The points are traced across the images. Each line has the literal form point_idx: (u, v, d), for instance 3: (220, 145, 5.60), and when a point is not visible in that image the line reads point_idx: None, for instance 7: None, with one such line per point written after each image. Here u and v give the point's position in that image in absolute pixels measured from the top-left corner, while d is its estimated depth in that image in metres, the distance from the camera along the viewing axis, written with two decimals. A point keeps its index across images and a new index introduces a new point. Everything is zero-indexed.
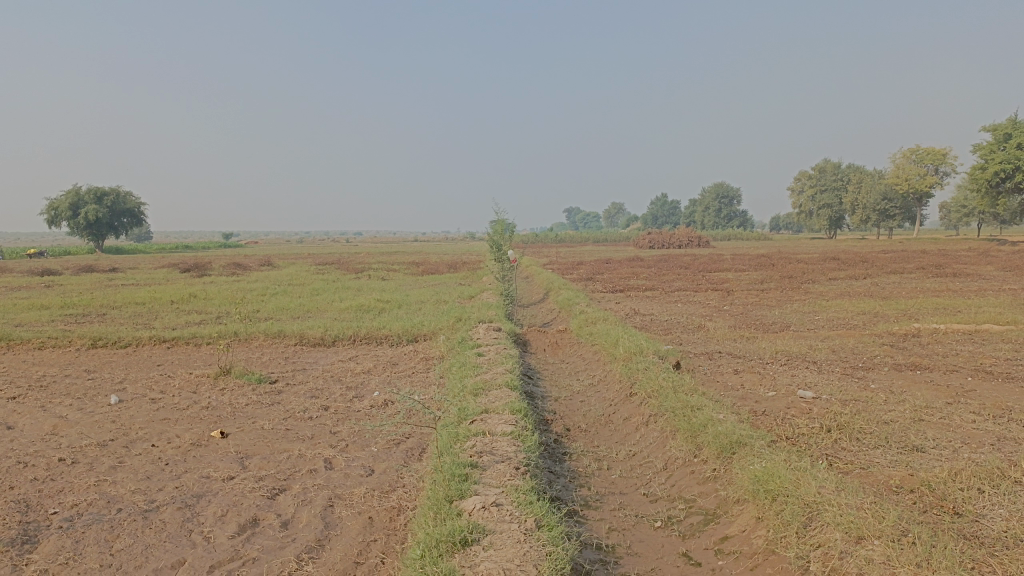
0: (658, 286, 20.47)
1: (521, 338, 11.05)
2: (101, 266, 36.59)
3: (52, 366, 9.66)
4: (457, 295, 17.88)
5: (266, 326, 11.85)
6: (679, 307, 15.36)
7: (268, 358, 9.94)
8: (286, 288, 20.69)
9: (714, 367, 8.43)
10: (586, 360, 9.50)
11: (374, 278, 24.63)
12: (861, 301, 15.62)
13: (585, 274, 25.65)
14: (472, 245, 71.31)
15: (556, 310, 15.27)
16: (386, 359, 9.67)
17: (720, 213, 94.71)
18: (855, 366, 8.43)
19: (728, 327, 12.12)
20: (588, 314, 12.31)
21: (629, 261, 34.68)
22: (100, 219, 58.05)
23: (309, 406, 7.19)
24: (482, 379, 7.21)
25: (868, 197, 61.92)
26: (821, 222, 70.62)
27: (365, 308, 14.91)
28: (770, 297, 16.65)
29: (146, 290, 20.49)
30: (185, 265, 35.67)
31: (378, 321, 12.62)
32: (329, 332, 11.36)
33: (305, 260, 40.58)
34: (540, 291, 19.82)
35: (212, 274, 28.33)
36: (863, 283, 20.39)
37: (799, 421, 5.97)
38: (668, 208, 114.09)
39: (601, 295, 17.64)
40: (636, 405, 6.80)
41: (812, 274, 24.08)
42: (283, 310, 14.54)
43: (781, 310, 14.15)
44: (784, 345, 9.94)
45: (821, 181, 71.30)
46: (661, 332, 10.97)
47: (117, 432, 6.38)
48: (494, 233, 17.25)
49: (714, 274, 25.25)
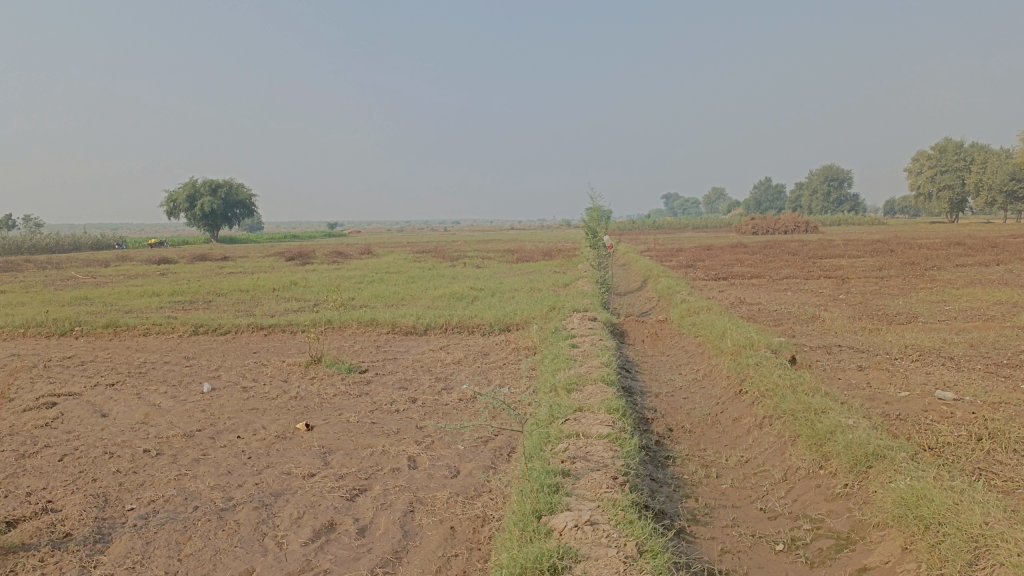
0: (765, 274, 19.37)
1: (618, 329, 10.49)
2: (212, 256, 38.22)
3: (153, 353, 9.84)
4: (552, 283, 17.42)
5: (359, 314, 11.76)
6: (789, 296, 14.36)
7: (359, 347, 9.80)
8: (382, 276, 20.76)
9: (835, 363, 7.64)
10: (689, 352, 8.85)
11: (469, 266, 24.52)
12: (997, 289, 14.15)
13: (685, 261, 24.70)
14: (568, 233, 70.68)
15: (655, 299, 14.57)
16: (477, 349, 9.33)
17: (828, 197, 90.21)
18: (1000, 363, 7.44)
19: (846, 317, 11.15)
20: (690, 302, 11.61)
21: (731, 247, 33.23)
22: (214, 211, 60.91)
23: (396, 398, 6.91)
24: (576, 372, 6.73)
25: (995, 177, 57.33)
26: (941, 205, 66.04)
27: (459, 296, 14.66)
28: (891, 286, 15.36)
29: (250, 278, 21.06)
30: (288, 254, 36.77)
31: (471, 310, 12.33)
32: (420, 320, 11.14)
33: (404, 248, 41.09)
34: (638, 279, 19.11)
35: (313, 262, 29.00)
36: (995, 269, 18.59)
37: (942, 428, 5.20)
38: (773, 193, 109.67)
39: (703, 283, 16.80)
40: (747, 405, 6.16)
41: (936, 260, 22.24)
42: (377, 298, 14.50)
43: (904, 300, 12.97)
44: (913, 339, 8.96)
45: (941, 161, 66.58)
46: (771, 324, 10.16)
47: (205, 423, 6.28)
48: (590, 219, 16.68)
49: (825, 260, 23.75)
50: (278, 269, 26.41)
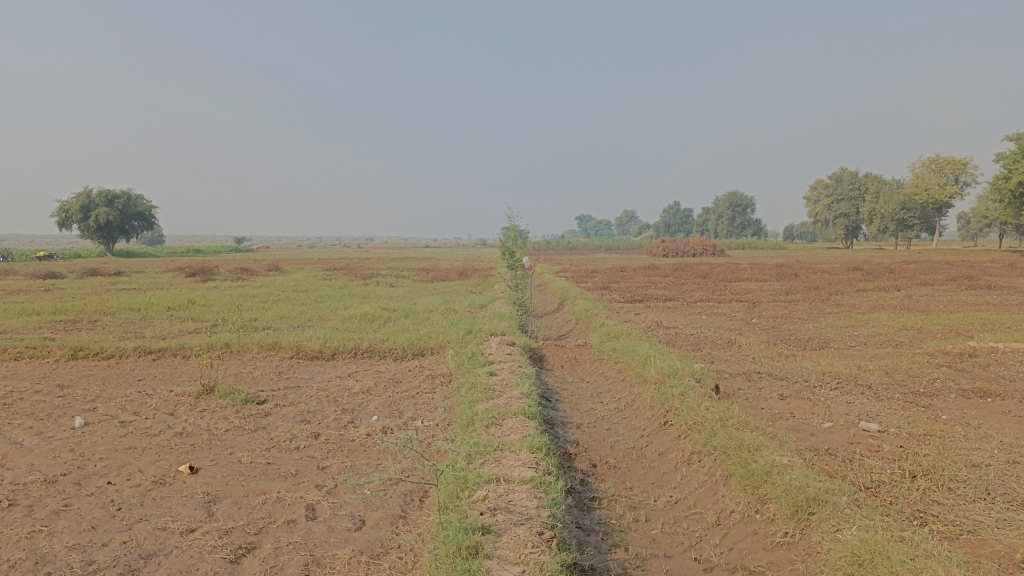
0: (680, 296, 19.47)
1: (537, 354, 10.10)
2: (106, 271, 35.91)
3: (22, 380, 8.80)
4: (468, 303, 16.95)
5: (260, 337, 10.96)
6: (704, 319, 14.36)
7: (259, 373, 9.04)
8: (289, 295, 19.81)
9: (758, 392, 7.46)
10: (610, 380, 8.55)
11: (382, 285, 23.75)
12: (900, 315, 14.57)
13: (601, 283, 24.68)
14: (484, 251, 70.49)
15: (573, 321, 14.32)
16: (388, 377, 8.74)
17: (734, 221, 93.51)
18: (917, 393, 7.44)
19: (762, 342, 11.14)
20: (609, 326, 11.36)
21: (644, 270, 33.60)
22: (110, 223, 57.59)
23: (296, 434, 6.28)
24: (494, 404, 6.27)
25: (887, 206, 60.58)
26: (838, 231, 69.35)
27: (370, 317, 14.00)
28: (801, 310, 15.62)
29: (144, 296, 19.68)
30: (190, 270, 34.91)
31: (383, 332, 11.72)
32: (328, 344, 10.46)
33: (314, 265, 39.76)
34: (555, 300, 18.89)
35: (216, 279, 27.52)
36: (894, 295, 19.30)
37: (874, 464, 5.01)
38: (682, 216, 112.97)
39: (619, 305, 16.69)
40: (674, 438, 5.84)
41: (839, 284, 22.98)
42: (282, 319, 13.66)
43: (815, 325, 13.13)
44: (830, 366, 8.95)
45: (838, 190, 70.00)
46: (690, 349, 10.00)
47: (71, 466, 5.48)
48: (507, 239, 16.32)
49: (736, 283, 24.19)
50: (178, 285, 24.92)
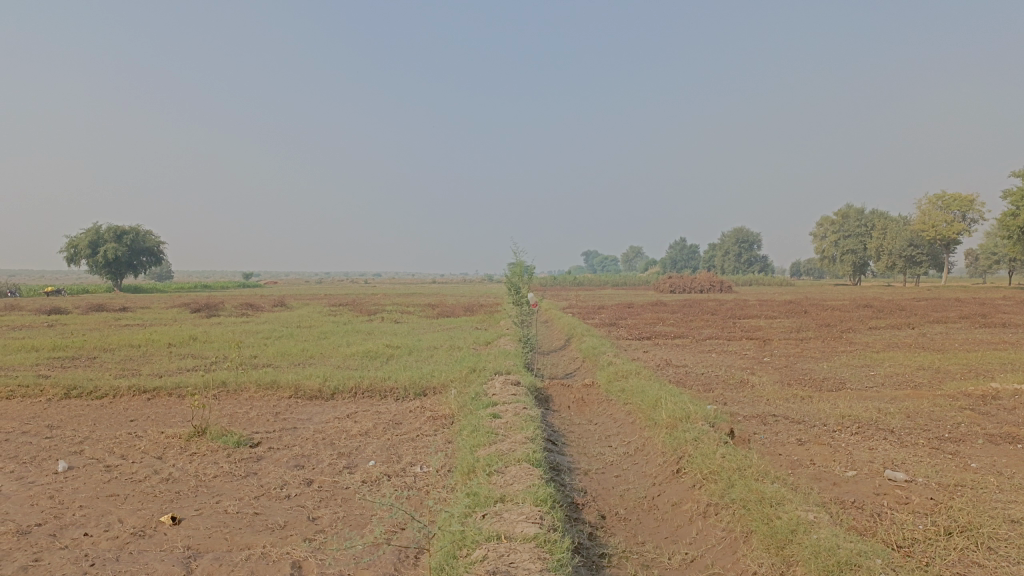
0: (688, 334, 19.13)
1: (542, 394, 9.78)
2: (111, 306, 35.76)
3: (10, 420, 8.51)
4: (472, 340, 16.64)
5: (259, 376, 10.66)
6: (714, 358, 14.01)
7: (254, 414, 8.74)
8: (292, 331, 19.54)
9: (774, 437, 7.12)
10: (618, 422, 8.21)
11: (386, 321, 23.49)
12: (915, 354, 14.19)
13: (607, 319, 24.35)
14: (490, 287, 70.31)
15: (579, 360, 13.99)
16: (387, 418, 8.42)
17: (741, 258, 93.31)
18: (942, 438, 7.07)
19: (775, 383, 10.78)
20: (617, 365, 11.05)
21: (651, 306, 33.31)
22: (118, 258, 57.70)
23: (288, 481, 5.95)
24: (497, 450, 5.94)
25: (895, 243, 60.29)
26: (845, 268, 69.01)
27: (372, 355, 13.71)
28: (813, 348, 15.26)
29: (144, 332, 19.44)
30: (194, 304, 34.73)
31: (384, 370, 11.42)
32: (327, 383, 10.16)
33: (319, 300, 39.57)
34: (561, 337, 18.58)
35: (219, 315, 27.30)
36: (907, 333, 18.91)
37: (904, 519, 4.66)
38: (688, 252, 112.83)
39: (627, 343, 16.35)
40: (687, 488, 5.50)
41: (850, 322, 22.62)
42: (283, 357, 13.37)
43: (828, 364, 12.77)
44: (848, 408, 8.59)
45: (845, 226, 69.80)
46: (701, 390, 9.66)
47: (48, 515, 5.16)
48: (512, 275, 16.08)
49: (744, 320, 23.84)
50: (180, 321, 24.72)
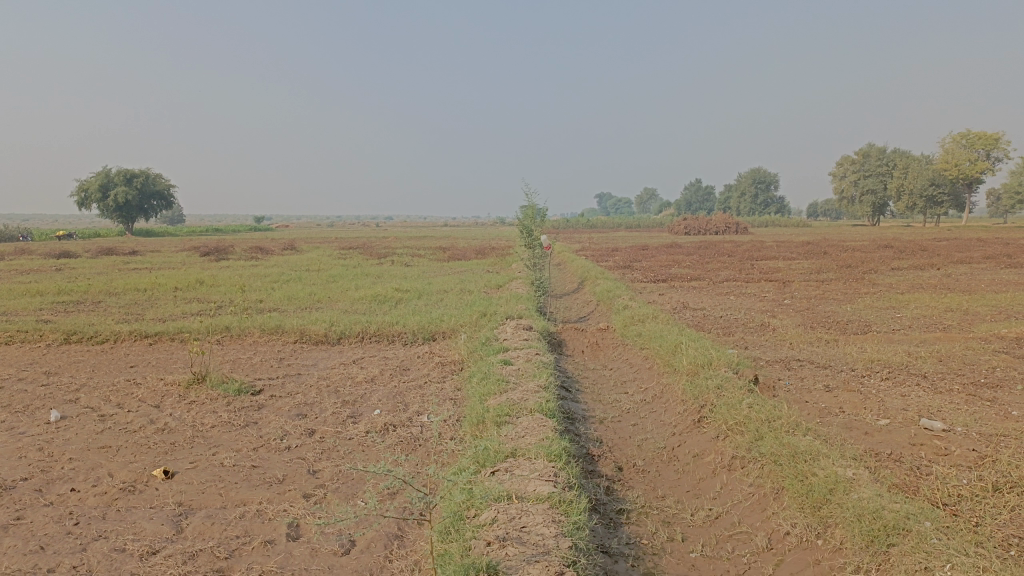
0: (705, 276, 18.68)
1: (555, 338, 9.44)
2: (122, 250, 35.64)
3: (8, 367, 8.28)
4: (484, 284, 16.29)
5: (264, 320, 10.37)
6: (732, 300, 13.59)
7: (258, 360, 8.46)
8: (301, 275, 19.23)
9: (799, 383, 6.74)
10: (635, 368, 7.86)
11: (397, 264, 23.17)
12: (942, 295, 13.69)
13: (622, 262, 23.90)
14: (503, 230, 69.72)
15: (594, 303, 13.61)
16: (395, 364, 8.11)
17: (757, 199, 91.90)
18: (980, 384, 6.67)
19: (797, 326, 10.38)
20: (633, 308, 10.66)
21: (666, 248, 32.78)
22: (129, 203, 57.44)
23: (288, 431, 5.66)
24: (507, 399, 5.61)
25: (916, 182, 58.94)
26: (864, 209, 67.80)
27: (381, 299, 13.38)
28: (835, 290, 14.79)
29: (153, 276, 19.20)
30: (205, 249, 34.53)
31: (393, 315, 11.09)
32: (334, 328, 9.86)
33: (330, 244, 39.23)
34: (575, 280, 18.18)
35: (230, 259, 27.06)
36: (931, 274, 18.35)
37: (948, 473, 4.30)
38: (703, 193, 111.25)
39: (642, 285, 15.94)
40: (710, 439, 5.16)
41: (872, 263, 22.04)
42: (290, 301, 13.08)
43: (852, 306, 12.33)
44: (876, 352, 8.19)
45: (865, 165, 68.24)
46: (721, 334, 9.27)
47: (35, 469, 4.90)
48: (524, 217, 15.59)
49: (762, 262, 23.33)
50: (190, 265, 24.50)
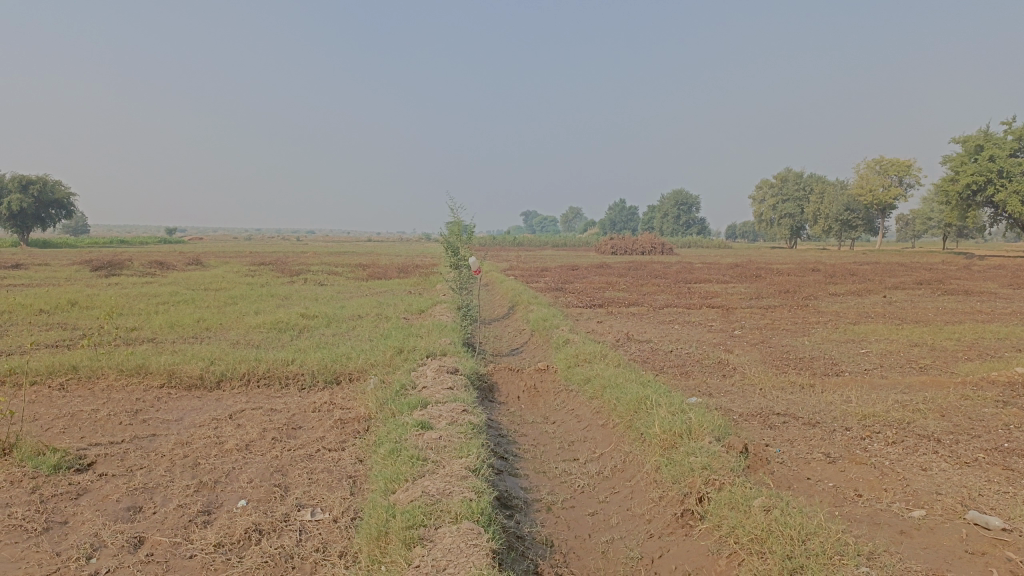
0: (642, 301, 17.51)
1: (485, 381, 7.87)
2: (3, 262, 32.30)
3: None
4: (404, 309, 14.61)
5: (127, 357, 8.42)
6: (678, 330, 12.31)
7: (103, 416, 6.58)
8: (198, 295, 17.09)
9: (793, 454, 5.36)
10: (586, 426, 6.36)
11: (310, 284, 21.26)
12: (897, 327, 12.76)
13: (553, 284, 22.60)
14: (428, 247, 68.01)
15: (527, 334, 12.10)
16: (282, 421, 6.37)
17: (679, 220, 93.04)
18: (1007, 451, 5.44)
19: (760, 365, 9.10)
20: (574, 343, 9.20)
21: (595, 269, 31.77)
22: (24, 211, 53.13)
23: (104, 543, 3.90)
24: (423, 494, 4.00)
25: (831, 207, 60.26)
26: (782, 232, 69.14)
27: (283, 327, 11.52)
28: (783, 320, 13.73)
29: (22, 294, 16.71)
30: (101, 262, 31.58)
31: (292, 349, 9.30)
32: (214, 368, 8.03)
33: (240, 260, 36.59)
34: (504, 304, 16.69)
35: (124, 275, 24.48)
36: (873, 301, 17.67)
37: None
38: (627, 213, 112.25)
39: (578, 312, 14.58)
40: (710, 556, 3.69)
41: (808, 288, 21.35)
42: (173, 330, 11.08)
43: (808, 340, 11.21)
44: (864, 403, 6.94)
45: (783, 189, 69.54)
46: (680, 378, 7.87)
47: None
48: (449, 234, 14.00)
49: (697, 285, 22.41)
50: (74, 281, 21.86)
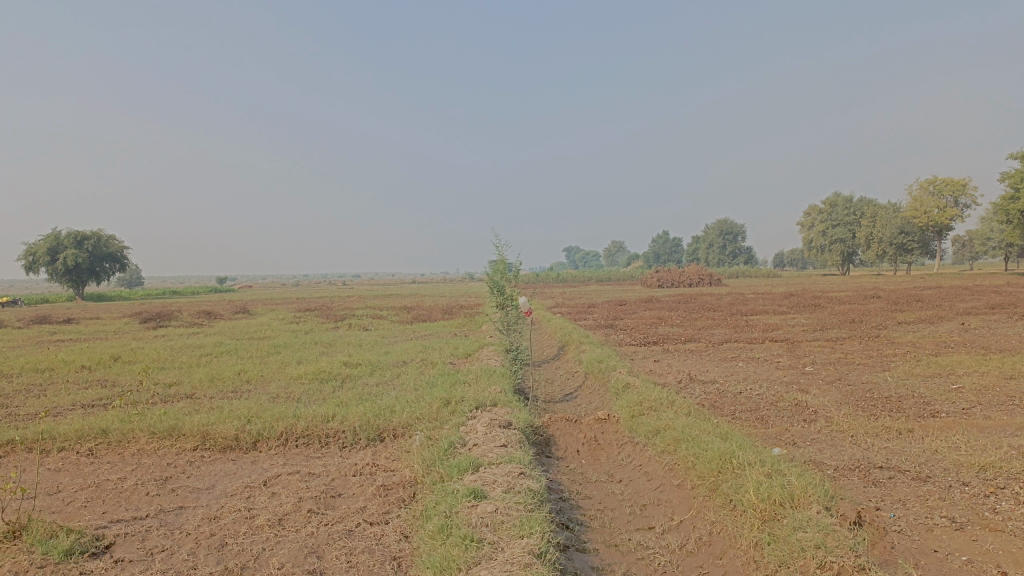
0: (698, 336, 16.64)
1: (541, 434, 7.17)
2: (56, 317, 32.72)
3: None
4: (449, 354, 14.00)
5: (162, 418, 7.94)
6: (744, 368, 11.44)
7: (129, 486, 6.05)
8: (242, 345, 16.78)
9: (911, 520, 4.54)
10: (658, 487, 5.60)
11: (354, 329, 20.87)
12: (985, 358, 11.68)
13: (603, 321, 21.83)
14: (471, 286, 67.70)
15: (581, 377, 11.38)
16: (320, 487, 5.76)
17: (725, 250, 91.40)
18: None
19: (843, 406, 8.22)
20: (636, 387, 8.45)
21: (643, 302, 30.89)
22: (81, 266, 54.42)
23: None
24: None
25: (884, 231, 58.24)
26: (834, 258, 67.17)
27: (325, 378, 11.01)
28: (856, 353, 12.75)
29: (69, 350, 16.59)
30: (151, 314, 31.81)
31: (333, 403, 8.74)
32: (250, 428, 7.49)
33: (286, 307, 36.66)
34: (553, 345, 16.00)
35: (171, 327, 24.46)
36: (948, 329, 16.48)
37: None
38: (671, 245, 111.09)
39: (633, 351, 13.81)
40: None
41: (873, 317, 20.19)
42: (212, 385, 10.63)
43: (889, 376, 10.26)
44: (977, 451, 6.05)
45: (832, 215, 67.76)
46: (759, 426, 7.06)
47: None
48: (494, 274, 13.41)
49: (754, 317, 21.41)
50: (122, 335, 21.81)
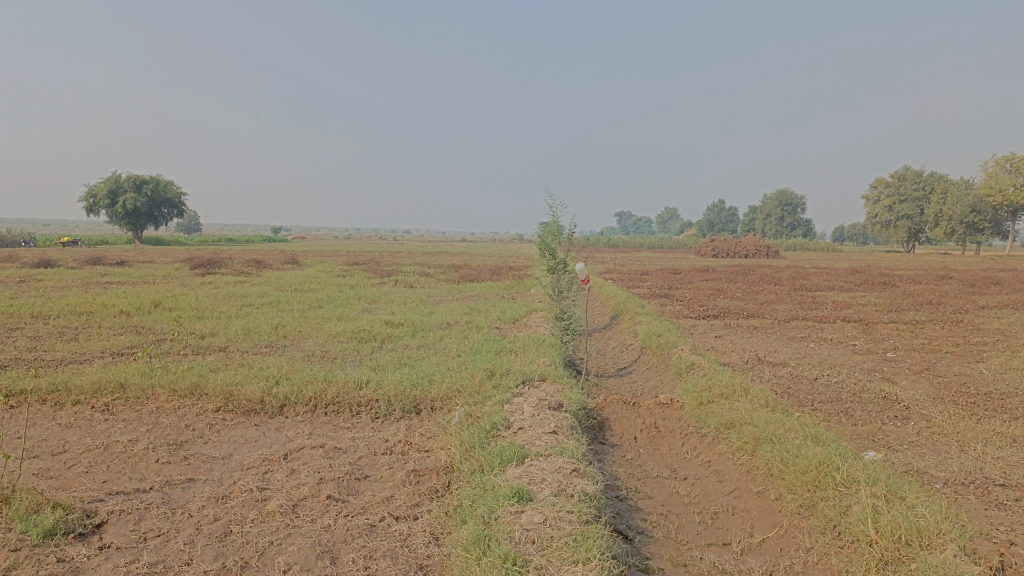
0: (760, 311, 15.57)
1: (593, 416, 6.38)
2: (109, 259, 32.98)
3: None
4: (496, 317, 13.26)
5: (186, 373, 7.38)
6: (816, 350, 10.43)
7: (139, 451, 5.47)
8: (284, 297, 16.32)
9: None
10: (733, 494, 4.77)
11: (400, 286, 20.29)
12: None
13: (657, 290, 20.84)
14: (520, 247, 66.83)
15: (636, 350, 10.53)
16: (344, 467, 5.09)
17: (783, 221, 88.58)
18: None
19: (938, 403, 7.23)
20: (701, 368, 7.58)
21: (698, 272, 29.67)
22: (138, 209, 55.13)
23: None
24: None
25: (955, 208, 55.18)
26: (899, 235, 64.29)
27: (363, 337, 10.38)
28: (940, 340, 11.59)
29: (113, 293, 16.36)
30: (201, 260, 31.84)
31: (368, 367, 8.08)
32: (276, 391, 6.86)
33: (333, 259, 36.36)
34: (606, 313, 15.14)
35: (219, 274, 24.28)
36: None
37: None
38: (726, 215, 108.25)
39: (691, 324, 12.89)
40: None
41: (950, 299, 18.76)
42: (246, 339, 10.08)
43: (985, 369, 9.16)
44: None
45: (901, 190, 64.66)
46: (846, 424, 6.15)
47: None
48: (547, 235, 12.56)
49: (819, 293, 20.17)
50: (170, 280, 21.63)
